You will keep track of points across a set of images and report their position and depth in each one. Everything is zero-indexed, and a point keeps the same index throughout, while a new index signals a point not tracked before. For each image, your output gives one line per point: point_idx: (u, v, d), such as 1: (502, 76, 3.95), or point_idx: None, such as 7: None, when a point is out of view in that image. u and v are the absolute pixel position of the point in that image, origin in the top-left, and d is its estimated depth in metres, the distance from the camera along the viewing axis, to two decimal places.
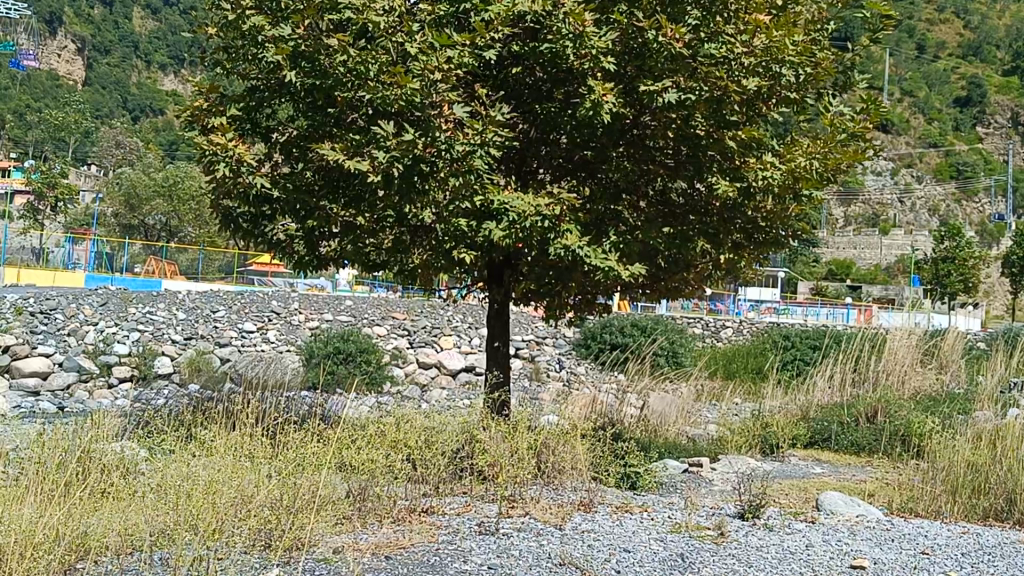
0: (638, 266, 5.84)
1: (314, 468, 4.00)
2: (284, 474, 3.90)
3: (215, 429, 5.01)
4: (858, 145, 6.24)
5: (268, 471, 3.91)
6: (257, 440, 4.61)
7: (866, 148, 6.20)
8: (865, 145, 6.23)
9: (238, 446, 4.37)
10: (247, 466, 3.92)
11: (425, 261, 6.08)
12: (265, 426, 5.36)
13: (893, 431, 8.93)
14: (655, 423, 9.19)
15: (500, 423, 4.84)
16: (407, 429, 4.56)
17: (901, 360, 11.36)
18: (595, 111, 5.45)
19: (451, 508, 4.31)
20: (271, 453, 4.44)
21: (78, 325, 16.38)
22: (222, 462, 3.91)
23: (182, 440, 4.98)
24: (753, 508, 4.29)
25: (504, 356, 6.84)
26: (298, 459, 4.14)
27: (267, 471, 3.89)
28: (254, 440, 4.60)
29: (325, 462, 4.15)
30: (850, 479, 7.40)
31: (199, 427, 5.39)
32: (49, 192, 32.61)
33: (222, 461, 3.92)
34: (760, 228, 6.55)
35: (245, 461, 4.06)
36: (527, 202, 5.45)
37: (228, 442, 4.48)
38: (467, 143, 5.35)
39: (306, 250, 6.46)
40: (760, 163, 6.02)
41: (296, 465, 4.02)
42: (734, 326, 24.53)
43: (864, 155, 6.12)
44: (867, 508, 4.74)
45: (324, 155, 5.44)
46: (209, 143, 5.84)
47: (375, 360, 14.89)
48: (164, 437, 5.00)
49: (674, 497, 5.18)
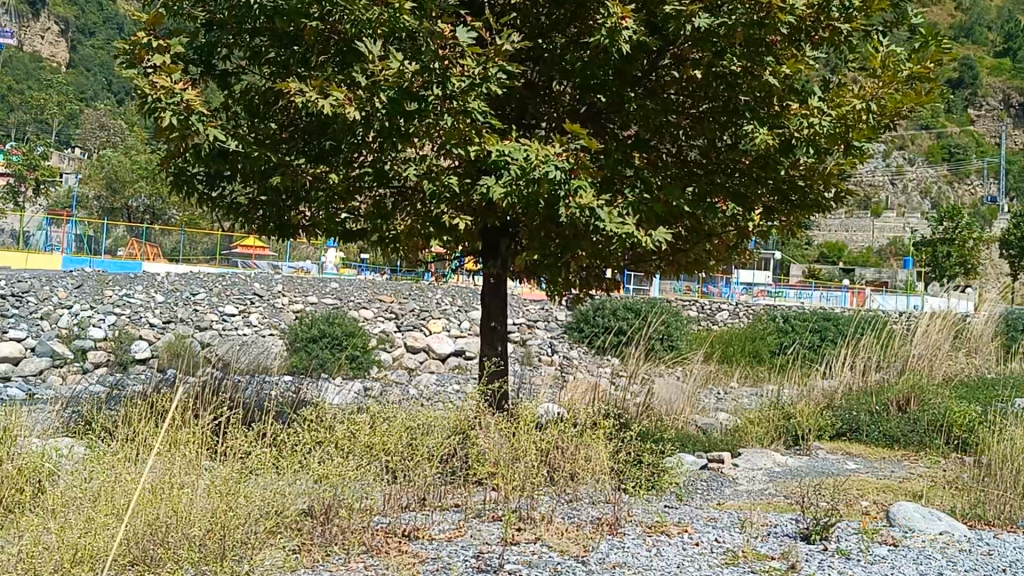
0: (661, 231, 4.96)
1: (261, 489, 3.13)
2: (218, 489, 3.06)
3: (157, 440, 4.11)
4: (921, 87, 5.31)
5: (199, 493, 3.03)
6: (196, 456, 3.71)
7: (928, 90, 5.28)
8: (926, 84, 5.32)
9: (169, 463, 3.44)
10: (172, 485, 3.04)
11: (408, 227, 5.22)
12: (218, 428, 4.46)
13: (928, 421, 8.08)
14: (664, 412, 8.34)
15: (504, 419, 3.96)
16: (387, 427, 3.68)
17: (928, 344, 10.49)
18: (612, 39, 4.62)
19: (439, 533, 3.49)
20: (213, 460, 3.60)
21: (52, 308, 15.46)
22: (138, 482, 3.07)
23: (131, 443, 4.10)
24: (820, 529, 3.44)
25: (501, 338, 5.94)
26: (245, 475, 3.26)
27: (195, 491, 3.02)
28: (190, 456, 3.69)
29: (278, 471, 3.32)
30: (891, 480, 6.52)
31: (142, 425, 4.51)
32: (31, 174, 31.53)
33: (138, 481, 3.08)
34: (797, 188, 5.69)
35: (170, 474, 3.23)
36: (535, 151, 4.59)
37: (160, 460, 3.58)
38: (466, 82, 4.47)
39: (272, 216, 5.62)
40: (805, 109, 5.12)
41: (237, 480, 3.15)
42: (730, 308, 23.77)
43: (927, 98, 5.19)
44: (950, 523, 3.86)
45: (293, 94, 4.53)
46: (151, 86, 4.79)
47: (361, 343, 14.04)
48: (112, 440, 4.13)
49: (712, 509, 4.34)
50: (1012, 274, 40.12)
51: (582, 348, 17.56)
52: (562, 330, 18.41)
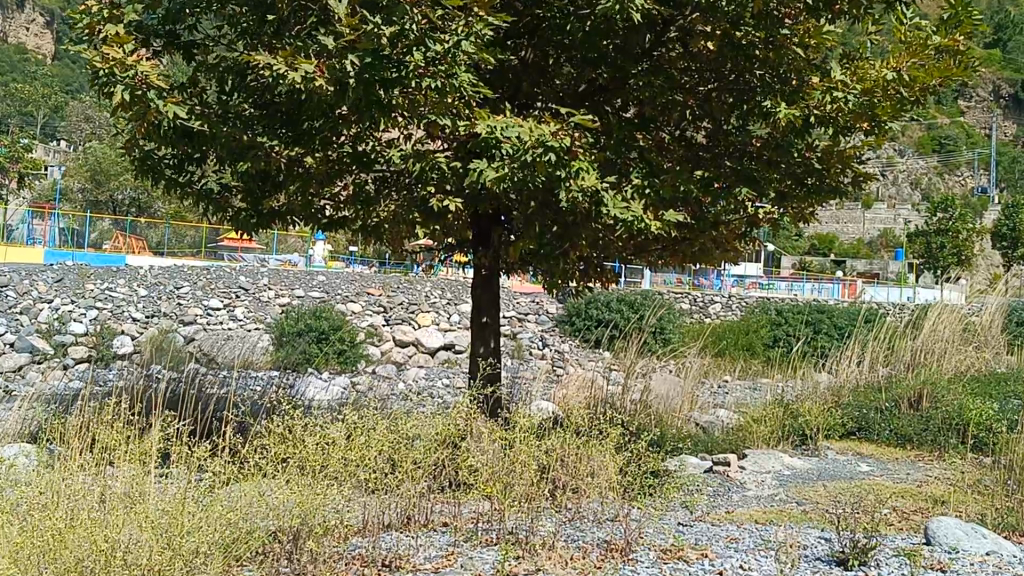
0: (671, 217, 4.55)
1: (210, 516, 2.76)
2: (159, 517, 2.67)
3: (114, 455, 3.70)
4: (952, 62, 4.86)
5: (137, 523, 2.65)
6: (148, 471, 3.34)
7: (958, 62, 4.85)
8: (957, 58, 4.87)
9: (113, 483, 3.07)
10: (106, 520, 2.64)
11: (394, 212, 4.85)
12: (185, 438, 4.06)
13: (941, 419, 7.69)
14: (664, 407, 7.95)
15: (498, 430, 3.59)
16: (365, 437, 3.30)
17: (935, 337, 10.09)
18: (620, 9, 4.22)
19: (426, 562, 3.08)
20: (166, 479, 3.21)
21: (32, 302, 15.03)
22: (66, 513, 2.67)
23: (91, 454, 3.71)
24: (859, 552, 3.06)
25: (494, 335, 5.53)
26: (197, 501, 2.89)
27: (137, 519, 2.65)
28: (142, 472, 3.33)
29: (233, 497, 2.93)
30: (907, 483, 6.15)
31: (102, 433, 4.10)
32: (12, 166, 30.94)
33: (67, 512, 2.68)
34: (812, 172, 5.29)
35: (108, 505, 2.83)
36: (529, 130, 4.18)
37: (110, 479, 3.21)
38: (452, 44, 4.12)
39: (246, 204, 5.20)
40: (827, 84, 4.78)
41: (185, 505, 2.78)
42: (724, 301, 23.38)
43: (958, 71, 4.75)
44: (997, 542, 3.46)
45: (258, 63, 4.09)
46: (103, 58, 4.29)
47: (349, 338, 13.66)
48: (67, 452, 3.74)
49: (731, 525, 3.95)
50: (1005, 265, 39.67)
51: (574, 341, 17.16)
52: (553, 324, 18.02)
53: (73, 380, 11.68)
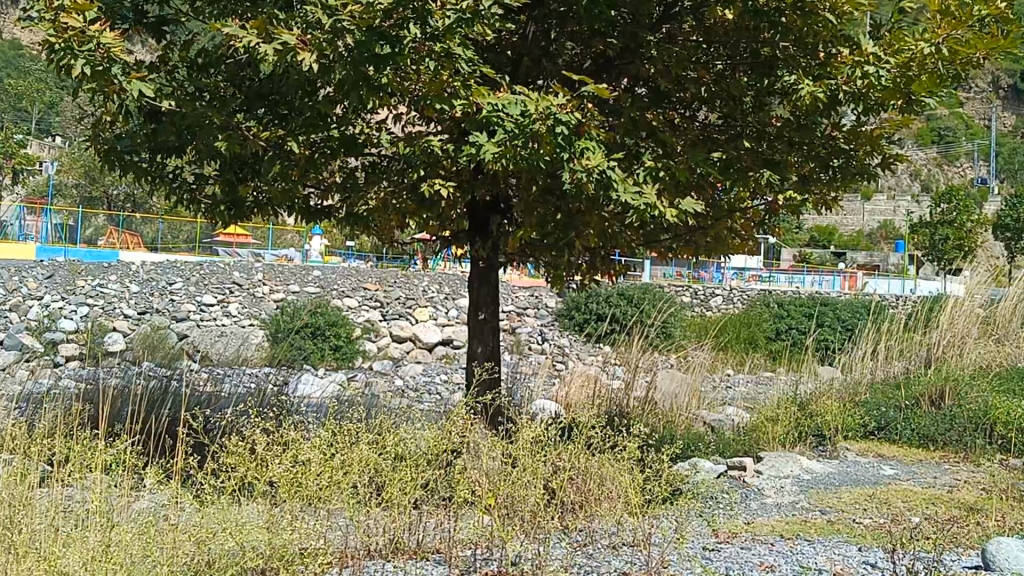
0: (685, 202, 4.13)
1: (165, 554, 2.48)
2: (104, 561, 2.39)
3: (76, 479, 3.32)
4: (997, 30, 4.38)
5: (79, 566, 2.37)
6: (111, 507, 3.04)
7: (1006, 30, 4.37)
8: (1004, 25, 4.39)
9: (52, 534, 2.76)
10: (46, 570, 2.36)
11: (382, 201, 4.41)
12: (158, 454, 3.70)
13: (965, 417, 7.31)
14: (671, 402, 7.56)
15: (498, 443, 3.31)
16: (348, 452, 3.01)
17: (954, 330, 9.68)
18: None
19: None
20: (128, 515, 2.92)
21: (21, 300, 14.65)
22: None
23: (53, 478, 3.36)
24: None
25: (493, 334, 5.12)
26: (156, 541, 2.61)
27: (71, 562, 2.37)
28: (106, 507, 3.03)
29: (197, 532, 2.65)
30: (937, 488, 5.72)
31: (68, 445, 3.71)
32: (6, 161, 30.45)
33: None
34: (838, 153, 4.90)
35: (57, 548, 2.55)
36: (534, 105, 3.74)
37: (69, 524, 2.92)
38: (454, 17, 3.64)
39: (223, 190, 4.78)
40: (859, 56, 4.33)
41: (109, 550, 2.47)
42: (725, 294, 22.98)
43: (1004, 41, 4.27)
44: None
45: (229, 31, 3.64)
46: (58, 26, 3.85)
47: (346, 334, 13.21)
48: (28, 472, 3.39)
49: (765, 550, 3.59)
50: (1008, 256, 39.09)
51: (573, 336, 16.76)
52: (552, 318, 17.63)
53: (63, 377, 11.23)
